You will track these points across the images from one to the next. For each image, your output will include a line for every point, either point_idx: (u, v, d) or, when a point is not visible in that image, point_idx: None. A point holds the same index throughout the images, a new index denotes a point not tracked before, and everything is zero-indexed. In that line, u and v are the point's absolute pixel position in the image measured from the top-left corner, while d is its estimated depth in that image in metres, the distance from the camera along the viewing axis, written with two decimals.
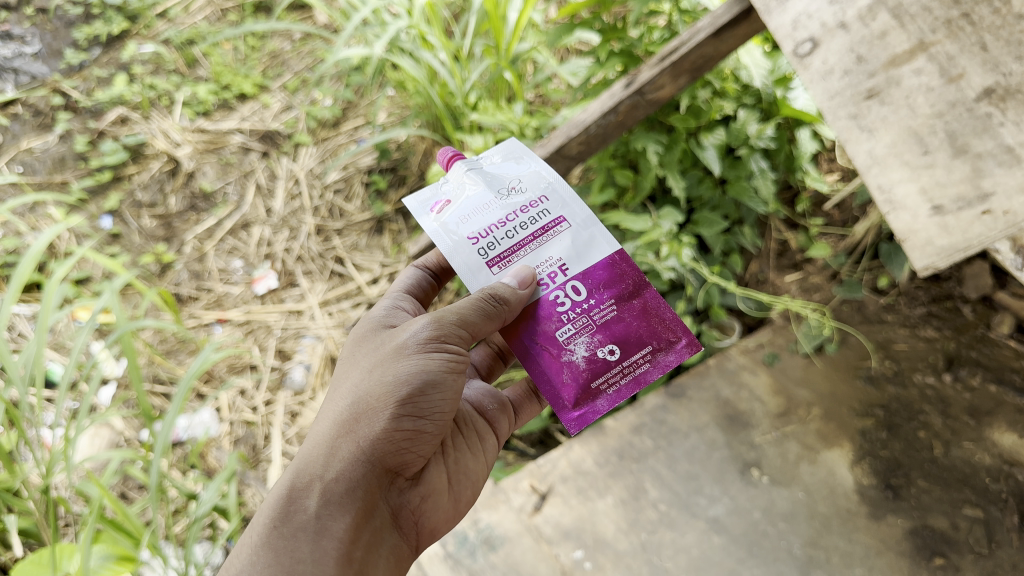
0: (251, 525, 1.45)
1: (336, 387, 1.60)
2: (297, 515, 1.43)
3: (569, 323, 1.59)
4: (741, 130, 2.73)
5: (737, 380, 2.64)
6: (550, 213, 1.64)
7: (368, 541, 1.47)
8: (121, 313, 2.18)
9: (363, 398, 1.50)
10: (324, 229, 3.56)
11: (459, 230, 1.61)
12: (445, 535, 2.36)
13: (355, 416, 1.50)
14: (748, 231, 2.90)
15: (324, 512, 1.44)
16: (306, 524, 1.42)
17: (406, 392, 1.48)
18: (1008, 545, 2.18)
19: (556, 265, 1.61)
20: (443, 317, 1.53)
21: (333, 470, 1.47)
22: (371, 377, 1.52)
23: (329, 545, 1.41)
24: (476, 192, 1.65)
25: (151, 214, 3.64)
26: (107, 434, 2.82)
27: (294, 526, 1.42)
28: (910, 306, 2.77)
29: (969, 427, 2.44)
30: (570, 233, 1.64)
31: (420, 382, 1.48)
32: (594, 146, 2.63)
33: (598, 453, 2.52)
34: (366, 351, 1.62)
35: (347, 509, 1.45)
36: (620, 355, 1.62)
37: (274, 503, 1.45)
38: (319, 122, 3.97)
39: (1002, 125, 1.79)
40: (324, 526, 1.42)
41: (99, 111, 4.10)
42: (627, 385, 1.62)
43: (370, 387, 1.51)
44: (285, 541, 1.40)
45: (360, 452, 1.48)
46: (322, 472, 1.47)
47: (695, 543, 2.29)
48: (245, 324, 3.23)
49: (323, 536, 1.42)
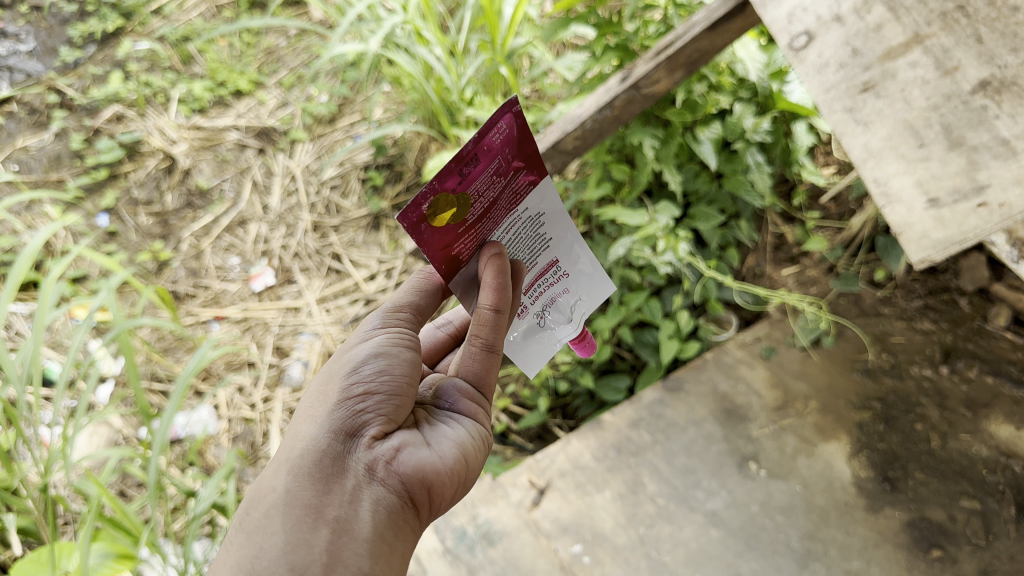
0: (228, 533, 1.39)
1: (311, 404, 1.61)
2: (267, 496, 1.38)
3: None
4: (738, 123, 2.73)
5: (734, 374, 2.65)
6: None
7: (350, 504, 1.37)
8: (118, 311, 2.18)
9: (325, 386, 1.52)
10: (321, 225, 3.56)
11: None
12: (443, 530, 2.36)
13: (317, 400, 1.49)
14: (745, 224, 2.90)
15: (293, 484, 1.37)
16: (274, 498, 1.36)
17: (355, 365, 1.50)
18: (1005, 536, 2.18)
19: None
20: (387, 305, 1.62)
21: (298, 447, 1.42)
22: (329, 367, 1.55)
23: (298, 510, 1.33)
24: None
25: (148, 211, 3.64)
26: (105, 432, 2.82)
27: (263, 505, 1.36)
28: (907, 299, 2.77)
29: (966, 419, 2.44)
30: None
31: (366, 356, 1.51)
32: (590, 140, 2.62)
33: (596, 447, 2.53)
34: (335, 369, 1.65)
35: (315, 476, 1.38)
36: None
37: (246, 504, 1.40)
38: (315, 118, 3.96)
39: (998, 117, 1.80)
40: (291, 494, 1.35)
41: (95, 109, 4.09)
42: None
43: (328, 377, 1.53)
44: (254, 524, 1.34)
45: (323, 423, 1.44)
46: (289, 455, 1.43)
47: (693, 536, 2.30)
48: (243, 320, 3.23)
49: (292, 504, 1.34)
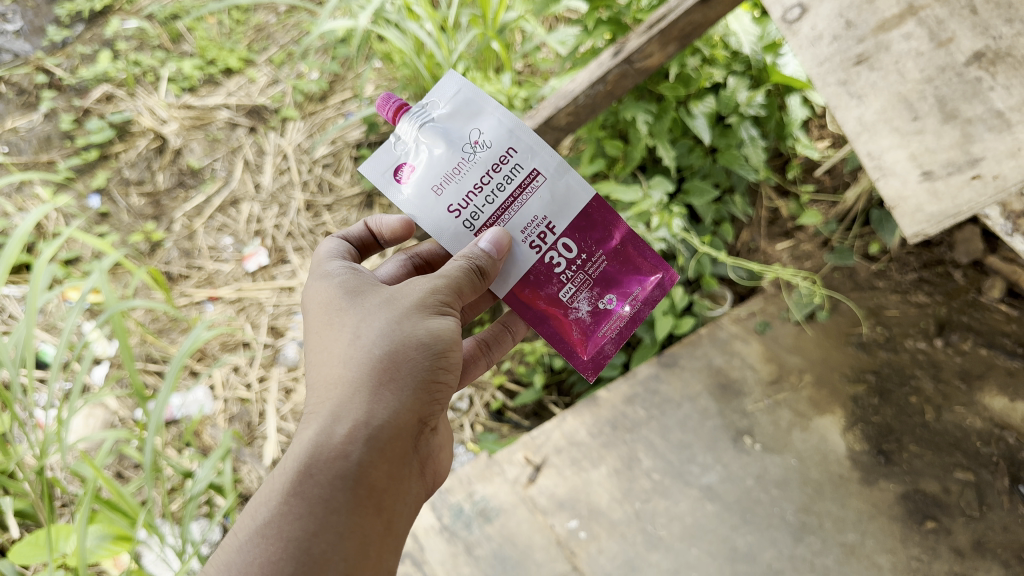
0: (278, 471, 1.34)
1: (346, 324, 1.48)
2: (337, 463, 1.34)
3: (569, 282, 1.64)
4: (732, 97, 2.72)
5: (729, 349, 2.64)
6: (523, 167, 1.54)
7: (396, 491, 1.44)
8: (110, 293, 2.17)
9: (400, 347, 1.43)
10: (314, 204, 3.54)
11: (433, 202, 1.52)
12: (440, 507, 2.38)
13: (393, 356, 1.43)
14: (739, 199, 2.90)
15: (367, 463, 1.37)
16: (347, 472, 1.34)
17: (438, 346, 1.47)
18: (998, 507, 2.22)
19: (544, 226, 1.59)
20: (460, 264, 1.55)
21: (372, 419, 1.39)
22: (400, 325, 1.45)
23: (366, 495, 1.36)
24: (436, 155, 1.50)
25: (139, 192, 3.62)
26: (101, 414, 2.82)
27: (334, 473, 1.33)
28: (901, 272, 2.77)
29: (960, 391, 2.45)
30: (548, 186, 1.57)
31: (448, 340, 1.49)
32: (583, 117, 2.61)
33: (592, 424, 2.53)
34: (379, 293, 1.53)
35: (385, 459, 1.40)
36: (618, 301, 1.71)
37: (306, 449, 1.34)
38: (306, 95, 3.93)
39: (993, 89, 1.84)
40: (365, 476, 1.36)
41: (84, 89, 4.05)
42: (628, 323, 1.74)
43: (403, 325, 1.46)
44: (323, 491, 1.32)
45: (400, 396, 1.43)
46: (364, 417, 1.39)
47: (688, 511, 2.32)
48: (237, 301, 3.22)
49: (362, 486, 1.36)
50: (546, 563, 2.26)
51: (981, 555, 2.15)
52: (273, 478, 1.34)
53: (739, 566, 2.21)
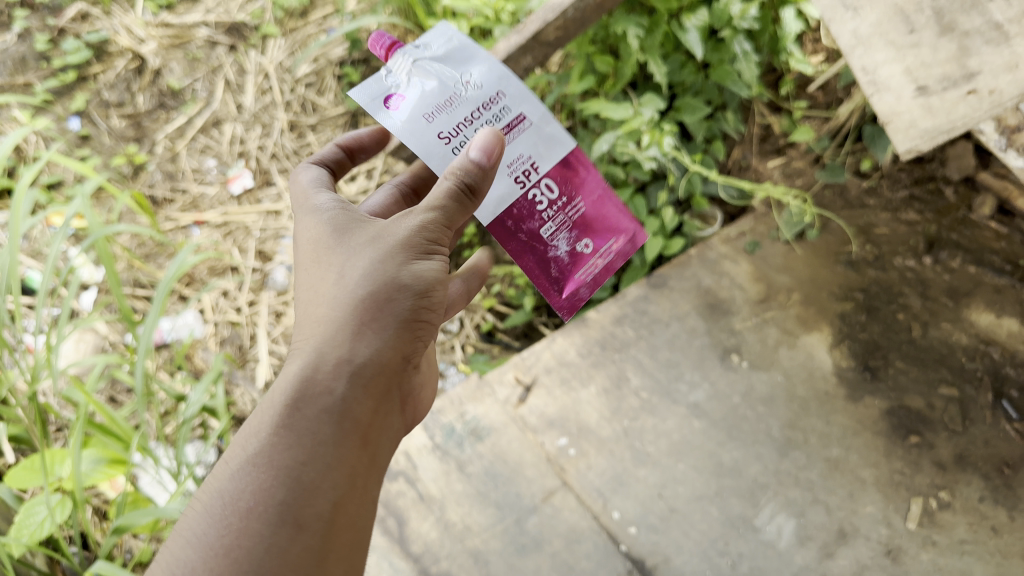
0: (265, 401, 1.36)
1: (333, 262, 1.45)
2: (322, 397, 1.35)
3: (550, 221, 1.61)
4: (724, 10, 2.63)
5: (719, 269, 2.64)
6: (511, 109, 1.53)
7: (384, 423, 1.46)
8: (94, 218, 2.15)
9: (386, 285, 1.42)
10: (298, 124, 3.47)
11: (424, 128, 1.46)
12: (432, 428, 2.40)
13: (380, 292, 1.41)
14: (731, 116, 2.85)
15: (352, 398, 1.38)
16: (331, 407, 1.35)
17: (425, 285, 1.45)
18: (980, 423, 2.28)
19: (528, 164, 1.55)
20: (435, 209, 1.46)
21: (357, 355, 1.39)
22: (387, 262, 1.42)
23: (351, 427, 1.37)
24: (428, 87, 1.48)
25: (119, 113, 3.54)
26: (92, 339, 2.82)
27: (320, 407, 1.34)
28: (892, 189, 2.74)
29: (948, 308, 2.48)
30: (534, 131, 1.55)
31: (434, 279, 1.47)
32: (572, 31, 2.54)
33: (581, 344, 2.54)
34: (366, 224, 1.50)
35: (371, 393, 1.41)
36: (595, 247, 1.69)
37: (291, 384, 1.35)
38: (286, 11, 3.82)
39: (992, 2, 1.87)
40: (349, 411, 1.37)
41: (57, 7, 3.92)
42: (601, 271, 1.73)
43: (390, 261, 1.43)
44: (309, 423, 1.33)
45: (386, 332, 1.42)
46: (349, 353, 1.39)
47: (676, 427, 2.35)
48: (223, 225, 3.18)
49: (347, 419, 1.37)
50: (537, 480, 2.30)
51: (962, 468, 2.22)
52: (260, 408, 1.36)
53: (724, 481, 2.25)
